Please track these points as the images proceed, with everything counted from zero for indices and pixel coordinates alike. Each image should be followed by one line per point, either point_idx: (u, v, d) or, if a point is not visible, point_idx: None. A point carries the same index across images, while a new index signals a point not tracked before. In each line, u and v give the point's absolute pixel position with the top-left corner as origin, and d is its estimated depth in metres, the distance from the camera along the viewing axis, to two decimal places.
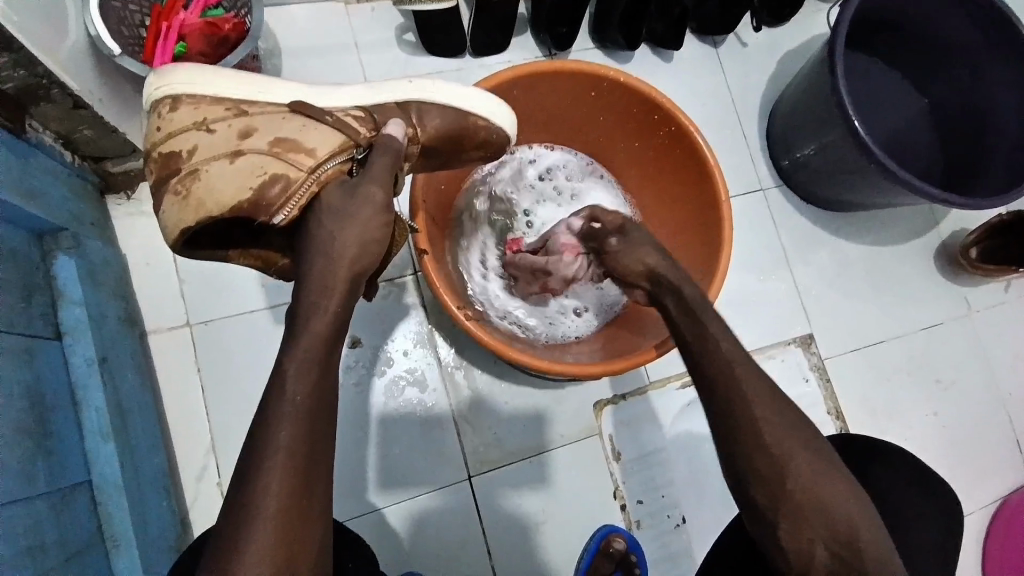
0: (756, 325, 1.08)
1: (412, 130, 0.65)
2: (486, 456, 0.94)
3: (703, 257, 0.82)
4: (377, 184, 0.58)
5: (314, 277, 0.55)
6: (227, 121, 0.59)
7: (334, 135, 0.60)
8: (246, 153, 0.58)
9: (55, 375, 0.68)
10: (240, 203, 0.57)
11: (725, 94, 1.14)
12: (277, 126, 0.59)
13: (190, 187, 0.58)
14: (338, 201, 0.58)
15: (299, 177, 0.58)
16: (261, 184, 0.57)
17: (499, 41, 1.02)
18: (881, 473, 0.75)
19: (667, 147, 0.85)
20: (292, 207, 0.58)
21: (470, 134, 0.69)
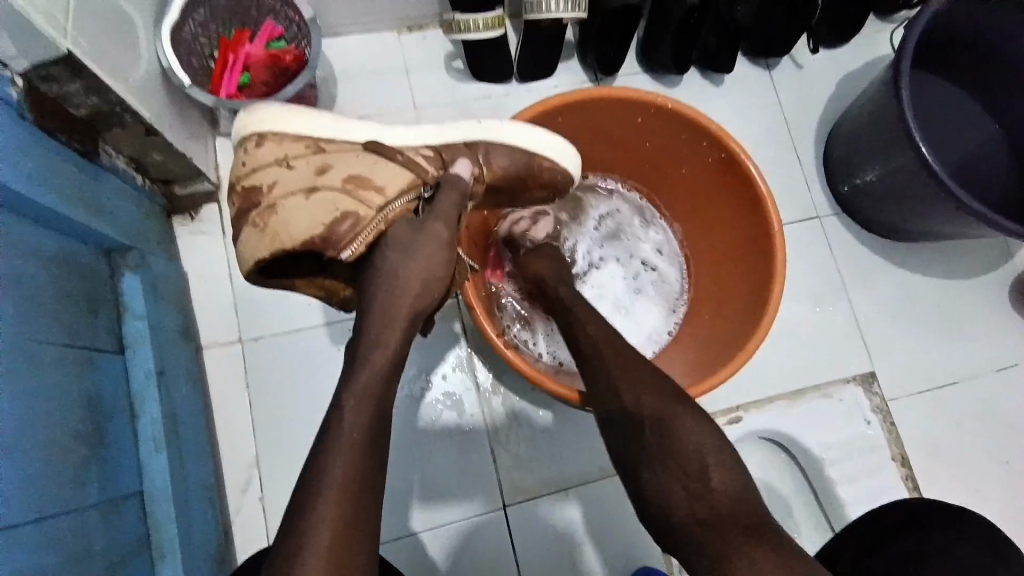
0: (811, 361, 1.02)
1: (479, 170, 0.65)
2: (523, 486, 0.92)
3: (754, 291, 0.78)
4: (442, 221, 0.59)
5: (376, 309, 0.57)
6: (306, 158, 0.61)
7: (404, 174, 0.61)
8: (321, 189, 0.60)
9: (115, 385, 0.72)
10: (312, 238, 0.59)
11: (779, 117, 1.11)
12: (351, 164, 0.61)
13: (267, 220, 0.60)
14: (405, 237, 0.59)
15: (368, 215, 0.59)
16: (333, 220, 0.59)
17: (547, 66, 1.02)
18: (965, 536, 0.69)
19: (720, 174, 0.82)
20: (360, 243, 0.59)
21: (536, 173, 0.69)
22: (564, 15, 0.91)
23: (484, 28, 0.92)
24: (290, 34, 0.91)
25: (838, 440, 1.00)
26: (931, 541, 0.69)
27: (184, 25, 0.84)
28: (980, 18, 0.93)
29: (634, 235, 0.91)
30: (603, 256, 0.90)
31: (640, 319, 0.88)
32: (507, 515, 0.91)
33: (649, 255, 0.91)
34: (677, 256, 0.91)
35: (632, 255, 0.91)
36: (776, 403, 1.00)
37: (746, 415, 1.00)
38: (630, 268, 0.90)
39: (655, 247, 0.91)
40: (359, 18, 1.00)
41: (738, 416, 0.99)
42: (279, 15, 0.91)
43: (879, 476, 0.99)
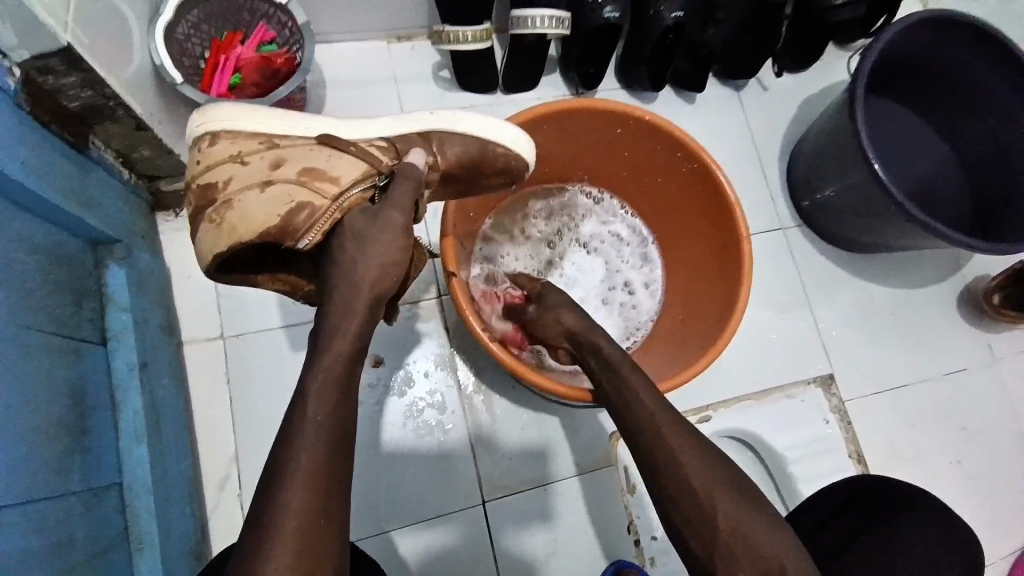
0: (774, 365, 1.08)
1: (433, 158, 0.67)
2: (500, 481, 0.95)
3: (725, 294, 0.83)
4: (397, 209, 0.61)
5: (336, 299, 0.58)
6: (259, 154, 0.63)
7: (358, 164, 0.63)
8: (276, 182, 0.62)
9: (98, 376, 0.72)
10: (268, 229, 0.61)
11: (747, 134, 1.18)
12: (305, 157, 0.63)
13: (224, 215, 0.61)
14: (361, 225, 0.60)
15: (323, 204, 0.61)
16: (290, 211, 0.61)
17: (531, 79, 1.07)
18: (909, 520, 0.73)
19: (690, 182, 0.87)
20: (316, 231, 0.62)
21: (489, 159, 0.71)
22: (547, 31, 0.95)
23: (475, 40, 0.96)
24: (283, 38, 0.93)
25: (798, 438, 1.06)
26: (872, 520, 0.74)
27: (176, 26, 0.85)
28: (926, 49, 1.02)
29: (620, 260, 0.97)
30: (583, 266, 0.96)
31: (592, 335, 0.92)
32: (486, 509, 0.94)
33: (625, 286, 0.95)
34: (652, 301, 0.95)
35: (610, 279, 0.96)
36: (741, 403, 1.06)
37: (713, 414, 1.05)
38: (602, 289, 0.96)
39: (634, 282, 0.96)
40: (350, 25, 1.03)
41: (707, 416, 1.04)
42: (272, 20, 0.93)
43: (837, 474, 1.05)
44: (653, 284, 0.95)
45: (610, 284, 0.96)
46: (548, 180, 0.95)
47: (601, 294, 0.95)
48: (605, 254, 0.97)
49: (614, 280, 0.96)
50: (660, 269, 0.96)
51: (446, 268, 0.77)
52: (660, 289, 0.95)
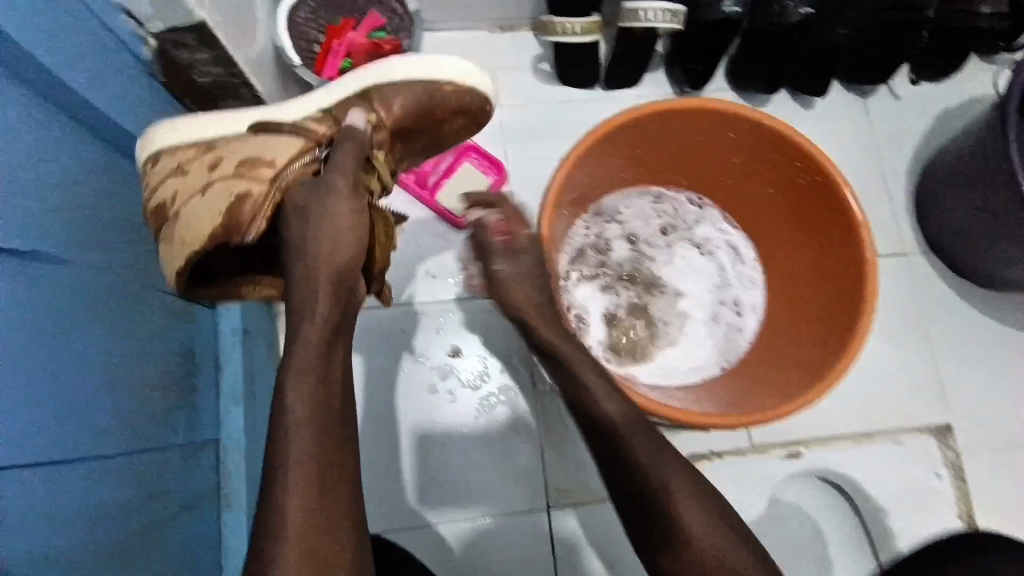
0: (880, 405, 0.97)
1: (377, 116, 0.67)
2: (568, 488, 0.92)
3: (839, 321, 0.75)
4: (340, 175, 0.60)
5: (296, 280, 0.57)
6: (197, 158, 0.64)
7: (294, 142, 0.64)
8: (216, 182, 0.62)
9: (207, 337, 0.77)
10: (214, 229, 0.60)
11: (869, 146, 1.07)
12: (237, 151, 0.64)
13: (170, 228, 0.61)
14: (302, 200, 0.59)
15: (261, 190, 0.61)
16: (230, 206, 0.61)
17: (632, 75, 1.02)
18: None
19: (805, 196, 0.80)
20: (260, 220, 0.61)
21: (439, 105, 0.70)
22: (661, 25, 0.88)
23: (582, 33, 0.92)
24: (392, 25, 0.94)
25: (900, 490, 0.95)
26: None
27: (297, 12, 0.90)
28: None
29: (731, 276, 0.88)
30: (686, 273, 0.89)
31: (685, 352, 0.86)
32: (550, 515, 0.91)
33: (731, 304, 0.87)
34: (756, 322, 0.86)
35: (716, 292, 0.88)
36: (840, 442, 0.96)
37: (807, 451, 0.95)
38: (709, 302, 0.88)
39: (740, 301, 0.87)
40: (456, 15, 1.03)
41: (798, 451, 0.95)
42: (383, 8, 0.94)
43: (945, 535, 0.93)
44: (758, 307, 0.87)
45: (717, 299, 0.88)
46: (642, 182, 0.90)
47: (706, 309, 0.88)
48: (717, 262, 0.89)
49: (721, 295, 0.88)
50: (765, 293, 0.87)
51: (539, 266, 0.75)
52: (763, 313, 0.86)
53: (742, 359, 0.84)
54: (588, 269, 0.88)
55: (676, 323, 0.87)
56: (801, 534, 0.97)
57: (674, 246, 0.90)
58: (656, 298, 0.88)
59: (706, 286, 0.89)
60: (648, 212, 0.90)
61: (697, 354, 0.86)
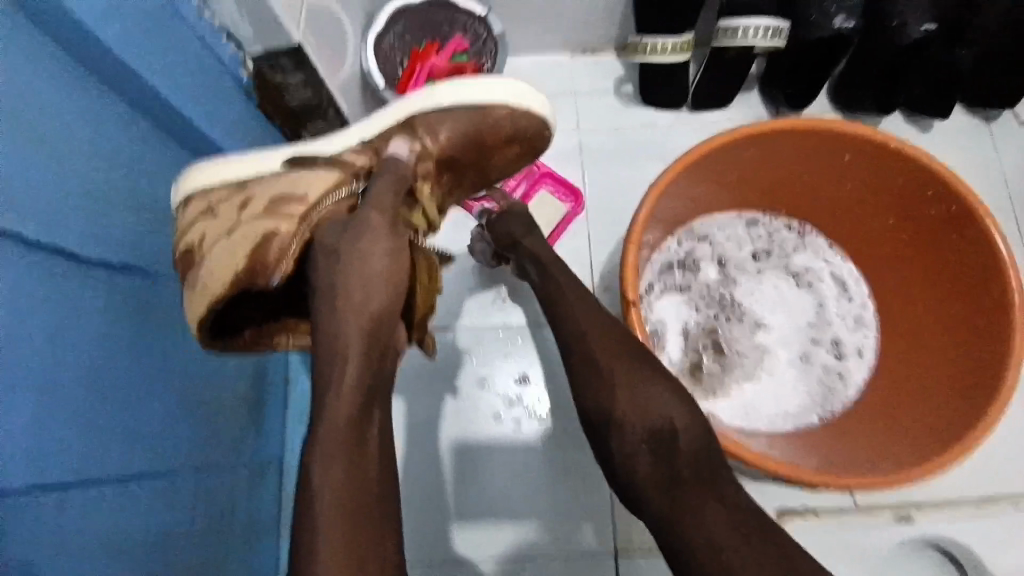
0: (1009, 473, 0.84)
1: (421, 144, 0.62)
2: (638, 537, 0.85)
3: (979, 372, 0.65)
4: (375, 209, 0.53)
5: (322, 335, 0.50)
6: (226, 198, 0.59)
7: (329, 176, 0.59)
8: (243, 222, 0.57)
9: (277, 354, 0.77)
10: (237, 272, 0.54)
11: (994, 176, 0.95)
12: (269, 189, 0.58)
13: (188, 272, 0.54)
14: (332, 237, 0.53)
15: (290, 227, 0.55)
16: (256, 246, 0.54)
17: (723, 97, 0.96)
18: None
19: (933, 228, 0.71)
20: (286, 261, 0.54)
21: (488, 132, 0.64)
22: (758, 43, 0.83)
23: (677, 51, 0.88)
24: (474, 49, 0.92)
25: None
26: None
27: (384, 38, 0.90)
28: None
29: (829, 313, 0.81)
30: (778, 305, 0.83)
31: (777, 394, 0.78)
32: (618, 565, 0.84)
33: (829, 345, 0.80)
34: (864, 371, 0.78)
35: (812, 331, 0.81)
36: (959, 509, 0.83)
37: (917, 516, 0.82)
38: (802, 341, 0.81)
39: (842, 343, 0.79)
40: (537, 38, 1.02)
41: (908, 513, 0.83)
42: (466, 33, 0.93)
43: None
44: (866, 351, 0.78)
45: (814, 338, 0.80)
46: (736, 208, 0.83)
47: (798, 348, 0.81)
48: (816, 298, 0.82)
49: (818, 334, 0.81)
50: (876, 335, 0.79)
51: (625, 295, 0.71)
52: (875, 360, 0.78)
53: (846, 407, 0.76)
54: (673, 292, 0.82)
55: (761, 360, 0.80)
56: None
57: (764, 277, 0.84)
58: (742, 332, 0.82)
59: (800, 322, 0.82)
60: (736, 236, 0.84)
61: (790, 397, 0.78)
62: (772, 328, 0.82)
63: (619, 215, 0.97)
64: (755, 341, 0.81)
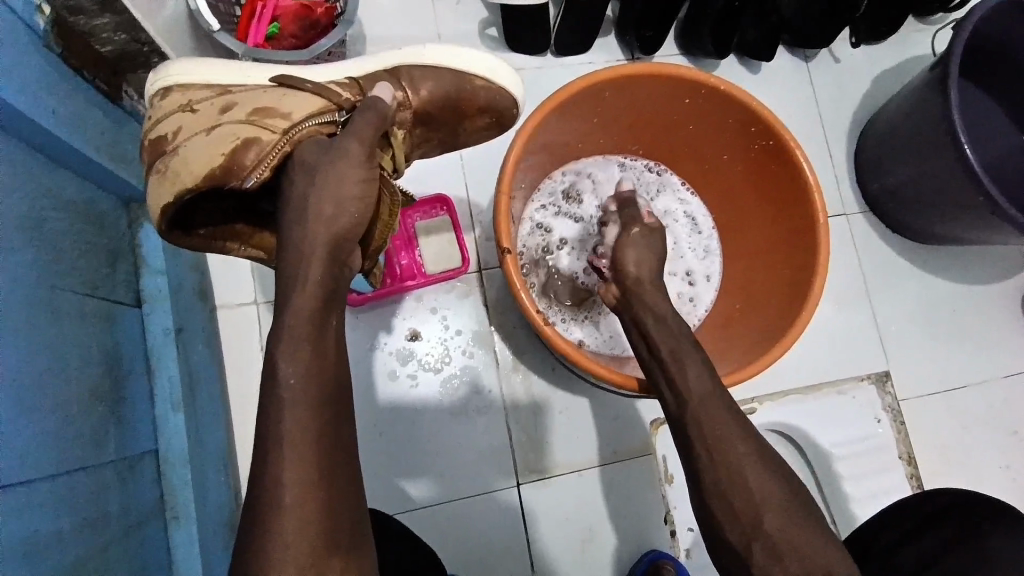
0: (828, 360, 1.02)
1: (404, 94, 0.66)
2: (535, 464, 0.92)
3: (794, 285, 0.76)
4: (355, 139, 0.55)
5: (290, 244, 0.52)
6: (211, 100, 0.60)
7: (313, 100, 0.60)
8: (223, 124, 0.58)
9: (132, 340, 0.70)
10: (211, 170, 0.55)
11: (813, 110, 1.09)
12: (255, 97, 0.60)
13: (168, 163, 0.57)
14: (311, 157, 0.55)
15: (272, 138, 0.56)
16: (235, 148, 0.56)
17: (583, 42, 0.99)
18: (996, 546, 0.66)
19: (762, 160, 0.79)
20: (264, 168, 0.56)
21: (465, 97, 0.70)
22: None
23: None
24: None
25: (845, 436, 1.01)
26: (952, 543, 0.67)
27: None
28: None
29: (685, 246, 0.89)
30: None
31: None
32: (520, 492, 0.91)
33: (683, 276, 0.88)
34: (711, 293, 0.88)
35: (670, 263, 0.89)
36: (790, 397, 1.00)
37: (759, 407, 0.99)
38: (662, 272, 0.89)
39: (693, 272, 0.88)
40: None
41: (752, 407, 0.99)
42: None
43: (884, 476, 1.00)
44: (713, 276, 0.89)
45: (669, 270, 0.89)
46: (601, 151, 0.89)
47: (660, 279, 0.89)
48: (673, 233, 0.90)
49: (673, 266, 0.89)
50: (721, 260, 0.89)
51: (499, 245, 0.73)
52: (720, 282, 0.88)
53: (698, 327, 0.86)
54: (552, 234, 0.89)
55: None
56: None
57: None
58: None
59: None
60: (606, 178, 0.90)
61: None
62: None
63: (496, 164, 0.98)
64: None
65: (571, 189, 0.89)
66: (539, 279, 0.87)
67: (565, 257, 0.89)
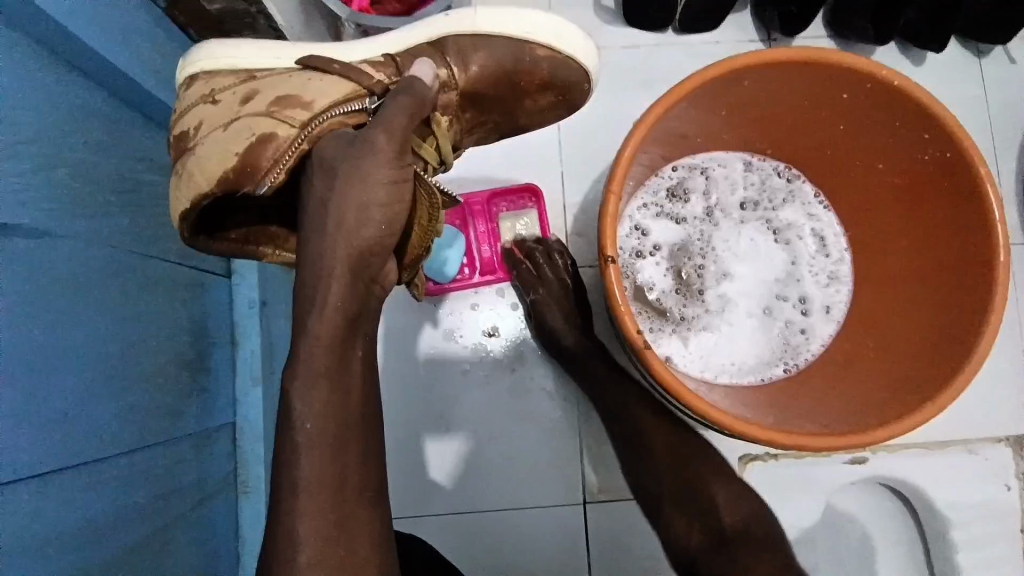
0: (953, 411, 0.88)
1: (448, 73, 0.59)
2: (604, 484, 0.85)
3: (951, 333, 0.64)
4: (383, 131, 0.49)
5: (309, 259, 0.49)
6: (232, 88, 0.55)
7: (341, 85, 0.54)
8: (241, 117, 0.52)
9: (218, 310, 0.69)
10: (225, 172, 0.50)
11: (979, 116, 0.92)
12: (276, 85, 0.54)
13: (184, 164, 0.52)
14: (332, 153, 0.49)
15: (291, 133, 0.51)
16: (249, 147, 0.50)
17: (712, 20, 0.87)
18: None
19: (927, 178, 0.67)
20: (279, 171, 0.50)
21: (524, 70, 0.62)
22: None
23: None
24: None
25: (968, 501, 0.87)
26: None
27: None
28: None
29: (805, 270, 0.79)
30: (752, 256, 0.80)
31: (735, 346, 0.78)
32: (585, 511, 0.85)
33: (795, 302, 0.78)
34: (829, 326, 0.77)
35: (781, 286, 0.79)
36: (905, 449, 0.87)
37: (869, 456, 0.87)
38: (770, 296, 0.79)
39: (809, 300, 0.78)
40: None
41: (861, 454, 0.87)
42: None
43: (1010, 555, 0.86)
44: (833, 307, 0.77)
45: (780, 294, 0.79)
46: (720, 147, 0.78)
47: (768, 302, 0.79)
48: (792, 253, 0.80)
49: (785, 289, 0.79)
50: (847, 290, 0.77)
51: (601, 250, 0.65)
52: (841, 316, 0.77)
53: (809, 362, 0.76)
54: (651, 235, 0.80)
55: (724, 311, 0.79)
56: (851, 544, 0.91)
57: (746, 227, 0.81)
58: (706, 280, 0.80)
59: (770, 275, 0.80)
60: (722, 180, 0.80)
61: (749, 350, 0.78)
62: (744, 279, 0.80)
63: (596, 153, 0.89)
64: (722, 291, 0.80)
65: (681, 188, 0.80)
66: (634, 285, 0.79)
67: (665, 262, 0.80)
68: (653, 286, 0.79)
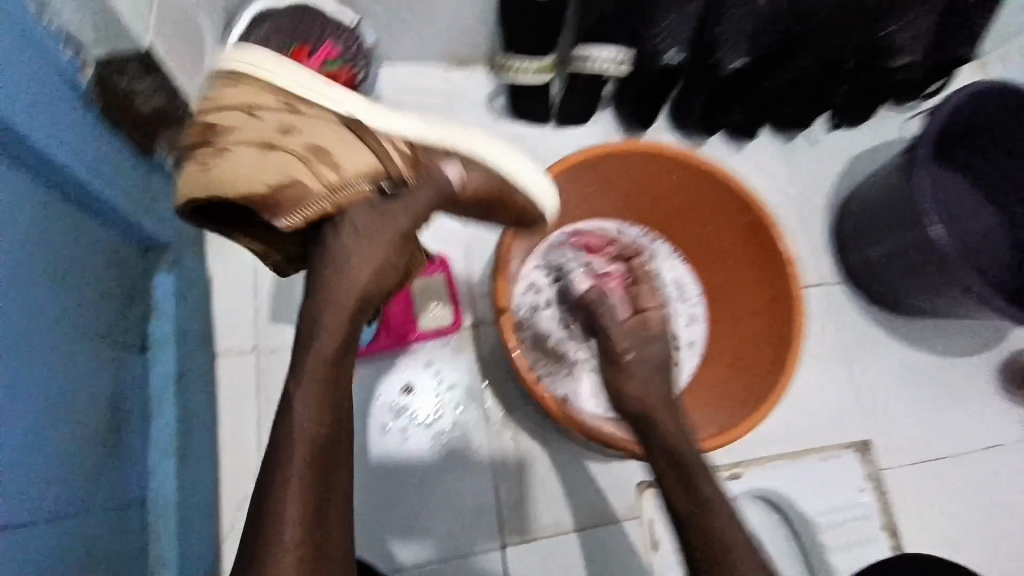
0: (807, 427, 1.04)
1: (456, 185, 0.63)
2: (519, 525, 0.92)
3: (775, 354, 0.80)
4: (405, 213, 0.60)
5: (319, 298, 0.59)
6: (278, 114, 0.60)
7: (371, 161, 0.60)
8: (277, 150, 0.59)
9: (133, 385, 0.72)
10: (251, 195, 0.58)
11: (793, 187, 1.16)
12: (315, 130, 0.60)
13: (203, 162, 0.59)
14: (362, 218, 0.60)
15: (319, 189, 0.59)
16: (277, 184, 0.58)
17: (580, 116, 1.07)
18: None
19: (746, 234, 0.85)
20: (300, 215, 0.59)
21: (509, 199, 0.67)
22: (610, 68, 0.93)
23: (538, 72, 0.95)
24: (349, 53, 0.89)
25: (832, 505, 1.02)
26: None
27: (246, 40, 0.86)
28: (1003, 118, 0.97)
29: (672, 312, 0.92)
30: None
31: None
32: (504, 554, 0.90)
33: None
34: (693, 358, 0.91)
35: None
36: (772, 462, 1.02)
37: (744, 471, 1.01)
38: None
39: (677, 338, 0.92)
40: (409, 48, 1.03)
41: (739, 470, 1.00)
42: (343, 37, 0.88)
43: (869, 548, 1.01)
44: (695, 342, 0.91)
45: None
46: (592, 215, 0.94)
47: None
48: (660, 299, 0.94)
49: None
50: (705, 327, 0.92)
51: (496, 304, 0.79)
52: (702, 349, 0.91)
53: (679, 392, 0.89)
54: (544, 291, 0.92)
55: None
56: None
57: None
58: None
59: None
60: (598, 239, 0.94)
61: None
62: None
63: None
64: None
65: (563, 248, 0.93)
66: (532, 335, 0.90)
67: (558, 313, 0.92)
68: (549, 336, 0.91)
